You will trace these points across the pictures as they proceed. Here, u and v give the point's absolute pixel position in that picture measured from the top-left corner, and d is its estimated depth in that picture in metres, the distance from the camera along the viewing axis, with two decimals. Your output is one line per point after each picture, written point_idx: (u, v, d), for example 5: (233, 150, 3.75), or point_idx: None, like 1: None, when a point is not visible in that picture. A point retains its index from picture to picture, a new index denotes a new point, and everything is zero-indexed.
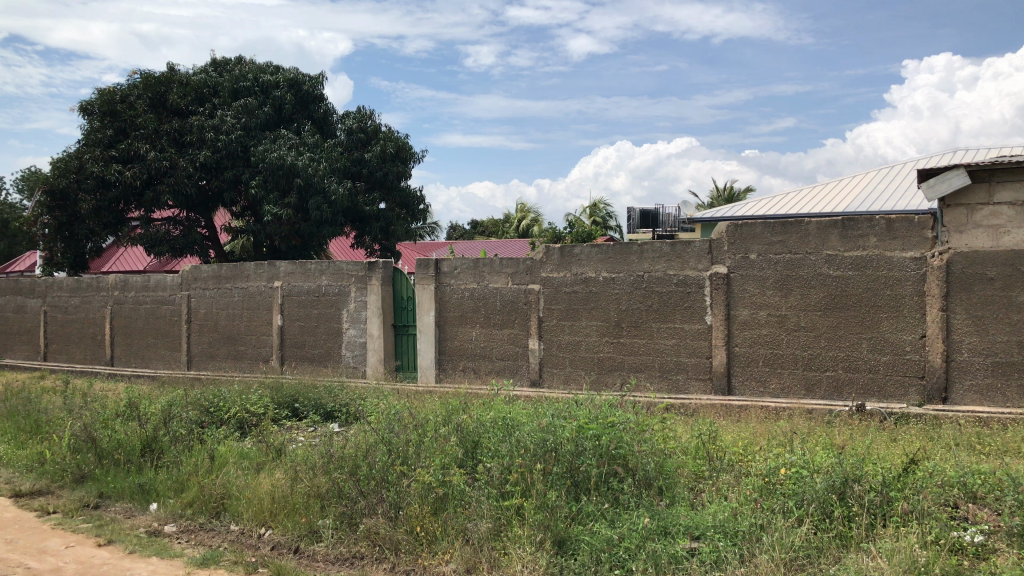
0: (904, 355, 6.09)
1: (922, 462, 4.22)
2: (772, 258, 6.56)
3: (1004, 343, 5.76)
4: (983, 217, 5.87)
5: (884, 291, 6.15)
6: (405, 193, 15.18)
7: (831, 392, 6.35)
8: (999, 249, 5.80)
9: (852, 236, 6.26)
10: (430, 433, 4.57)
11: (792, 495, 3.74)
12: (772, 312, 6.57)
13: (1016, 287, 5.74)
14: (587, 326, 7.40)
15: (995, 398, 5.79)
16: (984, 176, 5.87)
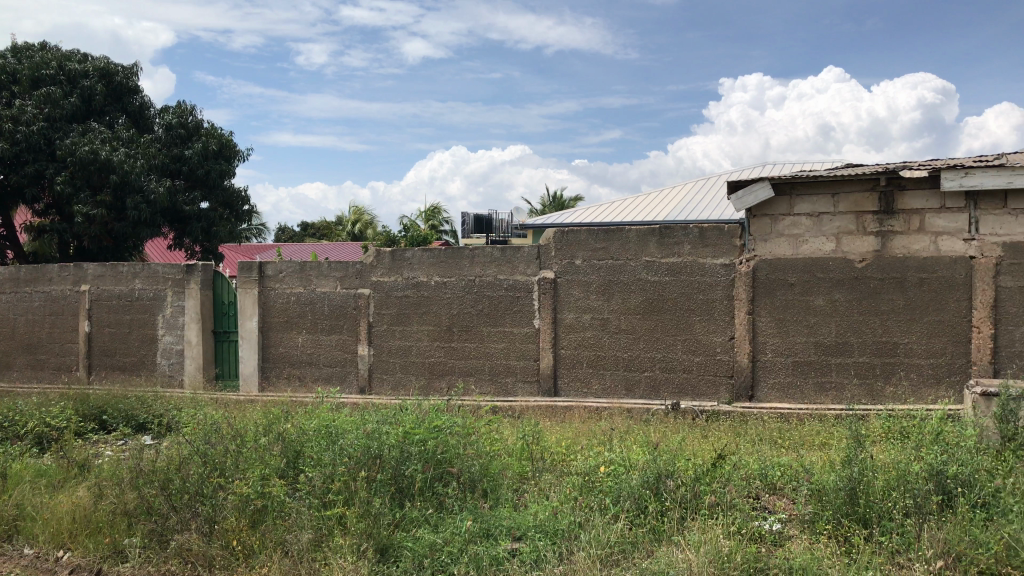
0: (715, 356, 6.47)
1: (729, 456, 4.49)
2: (596, 263, 6.78)
3: (802, 344, 6.27)
4: (785, 227, 6.33)
5: (698, 296, 6.50)
6: (229, 193, 14.62)
7: (649, 392, 6.64)
8: (799, 256, 6.29)
9: (668, 243, 6.56)
10: (249, 443, 4.40)
11: (610, 492, 3.89)
12: (595, 315, 6.79)
13: (813, 292, 6.26)
14: (417, 331, 7.37)
15: (794, 394, 6.28)
16: (786, 189, 6.30)
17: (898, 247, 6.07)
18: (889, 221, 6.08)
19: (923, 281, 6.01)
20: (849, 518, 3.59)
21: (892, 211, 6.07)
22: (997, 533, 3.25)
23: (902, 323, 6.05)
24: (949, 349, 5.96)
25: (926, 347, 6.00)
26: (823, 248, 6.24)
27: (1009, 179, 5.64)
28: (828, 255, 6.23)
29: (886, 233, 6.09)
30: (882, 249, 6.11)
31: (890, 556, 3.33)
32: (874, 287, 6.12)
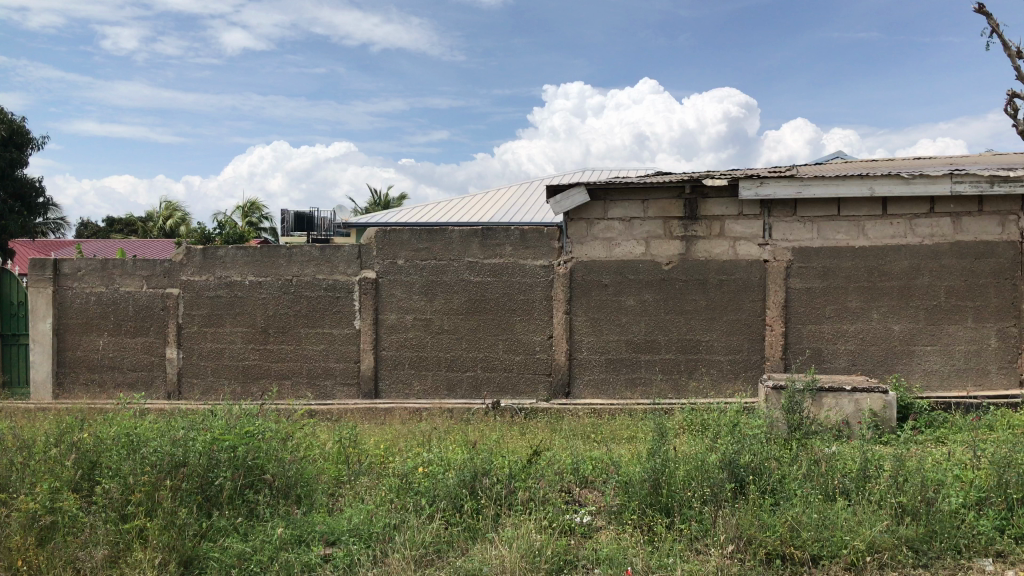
0: (534, 355, 6.62)
1: (543, 452, 4.62)
2: (418, 263, 6.77)
3: (615, 343, 6.53)
4: (600, 230, 6.60)
5: (518, 296, 6.64)
6: (20, 183, 13.45)
7: (470, 391, 6.70)
8: (612, 258, 6.56)
9: (490, 245, 6.65)
10: (37, 455, 4.06)
11: (425, 493, 3.89)
12: (417, 315, 6.78)
13: (625, 292, 6.54)
14: (231, 333, 7.09)
15: (608, 391, 6.54)
16: (600, 195, 6.58)
17: (702, 251, 6.46)
18: (694, 227, 6.47)
19: (723, 283, 6.43)
20: (653, 508, 3.78)
21: (696, 217, 6.46)
22: (781, 516, 3.53)
23: (705, 322, 6.44)
24: (746, 346, 6.40)
25: (725, 344, 6.42)
26: (634, 250, 6.54)
27: (798, 189, 6.16)
28: (638, 257, 6.53)
29: (690, 237, 6.48)
30: (687, 252, 6.48)
31: (689, 543, 3.52)
32: (680, 288, 6.48)
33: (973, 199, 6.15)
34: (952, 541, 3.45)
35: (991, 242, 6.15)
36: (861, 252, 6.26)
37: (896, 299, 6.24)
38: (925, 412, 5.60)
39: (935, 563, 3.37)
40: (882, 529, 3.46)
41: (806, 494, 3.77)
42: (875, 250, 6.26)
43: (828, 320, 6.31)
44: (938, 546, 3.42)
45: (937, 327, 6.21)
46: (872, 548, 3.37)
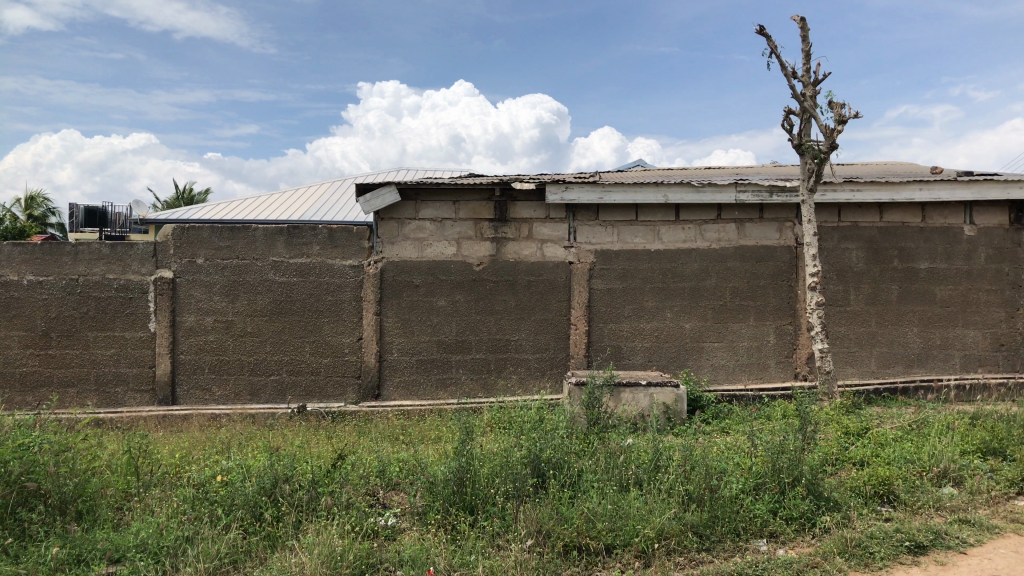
0: (342, 357, 6.51)
1: (348, 456, 4.54)
2: (219, 263, 6.48)
3: (425, 343, 6.54)
4: (410, 231, 6.58)
5: (326, 297, 6.50)
6: None
7: (275, 396, 6.50)
8: (423, 259, 6.57)
9: (297, 244, 6.47)
10: None
11: (222, 503, 3.73)
12: (219, 317, 6.49)
13: (435, 293, 6.56)
14: (6, 338, 6.48)
15: (417, 392, 6.54)
16: (411, 195, 6.57)
17: (510, 253, 6.60)
18: (503, 228, 6.60)
19: (530, 284, 6.59)
20: (457, 506, 3.81)
21: (505, 219, 6.60)
22: (579, 509, 3.66)
23: (512, 322, 6.58)
24: (552, 346, 6.60)
25: (532, 344, 6.59)
26: (444, 251, 6.58)
27: (601, 194, 6.44)
28: (449, 258, 6.58)
29: (500, 239, 6.60)
30: (496, 254, 6.60)
31: (491, 539, 3.58)
32: (489, 289, 6.58)
33: (755, 207, 6.68)
34: (732, 525, 3.71)
35: (771, 247, 6.68)
36: (657, 254, 6.63)
37: (688, 299, 6.64)
38: (712, 404, 6.01)
39: (716, 546, 3.59)
40: (670, 517, 3.67)
41: (602, 486, 3.94)
42: (670, 254, 6.64)
43: (627, 319, 6.62)
44: (719, 530, 3.67)
45: (724, 325, 6.66)
46: (661, 535, 3.58)
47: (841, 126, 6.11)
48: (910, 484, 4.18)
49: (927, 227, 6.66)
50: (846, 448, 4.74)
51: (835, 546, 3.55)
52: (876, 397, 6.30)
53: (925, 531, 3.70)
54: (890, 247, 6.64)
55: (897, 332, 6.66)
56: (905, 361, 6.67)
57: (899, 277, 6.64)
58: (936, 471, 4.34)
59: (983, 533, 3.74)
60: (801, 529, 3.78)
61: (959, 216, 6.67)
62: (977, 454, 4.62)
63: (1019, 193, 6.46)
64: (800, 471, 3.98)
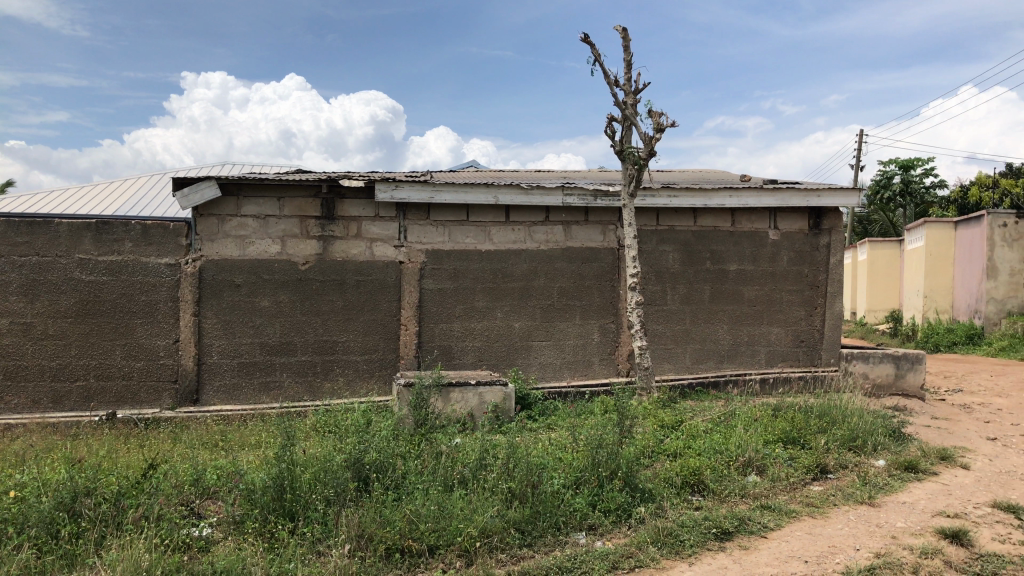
0: (157, 360, 6.16)
1: (160, 465, 4.30)
2: (16, 260, 5.97)
3: (248, 345, 6.30)
4: (231, 228, 6.32)
5: (139, 297, 6.13)
6: None
7: (80, 403, 6.06)
8: (245, 257, 6.32)
9: (106, 240, 6.07)
10: None
11: (13, 521, 3.43)
12: (15, 319, 5.98)
13: (259, 293, 6.33)
14: None
15: (238, 396, 6.29)
16: (233, 191, 6.31)
17: (338, 252, 6.47)
18: (330, 227, 6.46)
19: (359, 283, 6.49)
20: (276, 513, 3.68)
21: (332, 217, 6.47)
22: (401, 510, 3.63)
23: (340, 323, 6.46)
24: (380, 346, 6.52)
25: (360, 345, 6.49)
26: (268, 250, 6.36)
27: (430, 194, 6.44)
28: (273, 257, 6.37)
29: (327, 238, 6.46)
30: (323, 252, 6.45)
31: (311, 546, 3.49)
32: (315, 289, 6.42)
33: (580, 209, 6.88)
34: (552, 519, 3.79)
35: (595, 248, 6.90)
36: (487, 255, 6.69)
37: (517, 299, 6.75)
38: (538, 401, 6.13)
39: (536, 541, 3.66)
40: (493, 515, 3.71)
41: (426, 487, 3.92)
42: (498, 254, 6.72)
43: (457, 319, 6.64)
44: (540, 525, 3.74)
45: (550, 324, 6.82)
46: (483, 533, 3.61)
47: (659, 134, 6.41)
48: (718, 474, 4.42)
49: (737, 231, 7.07)
50: (662, 441, 4.96)
51: (648, 536, 3.70)
52: (690, 391, 6.64)
53: (730, 518, 3.93)
54: (704, 250, 7.01)
55: (710, 330, 7.04)
56: (716, 357, 7.07)
57: (712, 278, 7.03)
58: (742, 460, 4.61)
59: (782, 517, 4.02)
60: (617, 520, 3.92)
61: (764, 221, 7.13)
62: (778, 443, 4.96)
63: (816, 201, 6.99)
64: (617, 464, 4.14)
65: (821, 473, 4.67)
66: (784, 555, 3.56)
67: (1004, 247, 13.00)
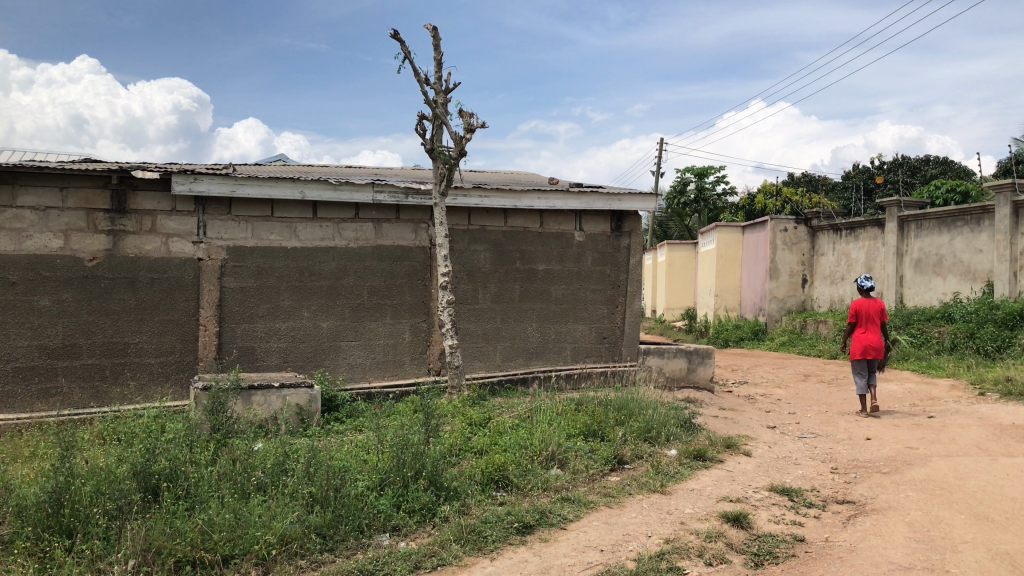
0: None
1: None
2: None
3: (25, 349, 5.77)
4: (5, 220, 5.76)
5: None
6: None
7: None
8: (22, 252, 5.78)
9: None
10: None
11: None
12: None
13: (38, 292, 5.82)
14: None
15: (13, 404, 5.74)
16: (7, 179, 5.76)
17: (130, 247, 6.07)
18: (121, 220, 6.05)
19: (154, 281, 6.12)
20: (51, 531, 3.39)
21: (124, 210, 6.06)
22: (193, 521, 3.44)
23: (133, 323, 6.05)
24: (177, 348, 6.17)
25: (154, 347, 6.11)
26: (49, 245, 5.86)
27: (232, 188, 6.17)
28: (54, 252, 5.87)
29: (117, 232, 6.04)
30: (113, 248, 6.03)
31: (90, 563, 3.23)
32: (104, 287, 5.99)
33: (391, 207, 6.81)
34: (355, 522, 3.73)
35: (406, 247, 6.86)
36: (294, 252, 6.49)
37: (324, 298, 6.59)
38: (346, 403, 6.02)
39: (338, 546, 3.58)
40: (293, 521, 3.60)
41: (221, 495, 3.75)
42: (306, 251, 6.54)
43: (261, 319, 6.40)
44: (342, 529, 3.67)
45: (360, 323, 6.71)
46: (282, 540, 3.49)
47: (469, 134, 6.47)
48: (521, 468, 4.51)
49: (544, 232, 7.25)
50: (468, 438, 5.01)
51: (452, 534, 3.72)
52: (499, 388, 6.75)
53: (532, 512, 4.02)
54: (513, 250, 7.14)
55: (519, 328, 7.18)
56: (524, 354, 7.21)
57: (521, 278, 7.17)
58: (545, 454, 4.73)
59: (581, 509, 4.16)
60: (422, 520, 3.91)
61: (571, 223, 7.34)
62: (580, 436, 5.13)
63: (619, 204, 7.30)
64: (422, 464, 4.13)
65: (619, 464, 4.88)
66: (582, 546, 3.68)
67: (784, 250, 14.17)
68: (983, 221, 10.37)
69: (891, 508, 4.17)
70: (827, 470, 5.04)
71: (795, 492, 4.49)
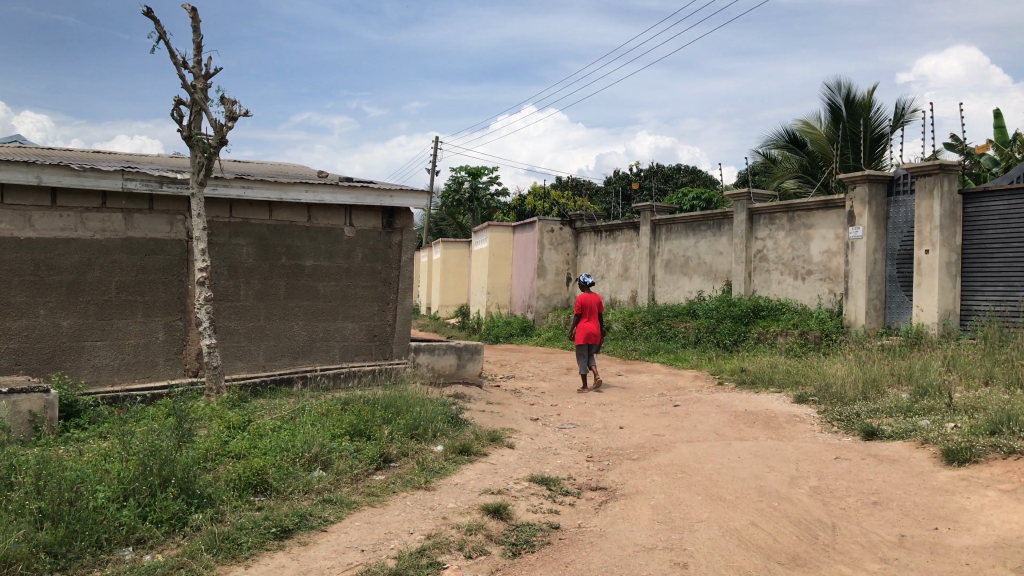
0: None
1: None
2: None
3: None
4: None
5: None
6: None
7: None
8: None
9: None
10: None
11: None
12: None
13: None
14: None
15: None
16: None
17: None
18: None
19: None
20: None
21: None
22: None
23: None
24: None
25: None
26: None
27: None
28: None
29: None
30: None
31: None
32: None
33: (143, 197, 6.36)
34: (92, 537, 3.43)
35: (160, 240, 6.43)
36: (27, 243, 5.89)
37: (64, 294, 6.03)
38: (89, 408, 5.54)
39: (72, 564, 3.28)
40: (17, 540, 3.25)
41: None
42: (42, 242, 5.95)
43: None
44: (76, 546, 3.36)
45: (106, 322, 6.20)
46: (4, 561, 3.14)
47: (231, 122, 6.18)
48: (282, 472, 4.36)
49: (312, 226, 7.06)
50: (225, 442, 4.76)
51: (203, 543, 3.51)
52: (262, 389, 6.50)
53: (291, 515, 3.88)
54: (278, 245, 6.90)
55: (284, 326, 6.94)
56: (290, 353, 6.99)
57: (286, 274, 6.94)
58: (308, 456, 4.60)
59: (342, 510, 4.08)
60: (170, 530, 3.67)
61: (340, 218, 7.20)
62: (345, 436, 5.04)
63: (389, 201, 7.26)
64: (172, 471, 3.88)
65: (384, 462, 4.85)
66: (341, 547, 3.61)
67: (550, 250, 14.79)
68: (723, 226, 11.36)
69: (638, 493, 4.45)
70: (583, 458, 5.30)
71: (553, 482, 4.67)
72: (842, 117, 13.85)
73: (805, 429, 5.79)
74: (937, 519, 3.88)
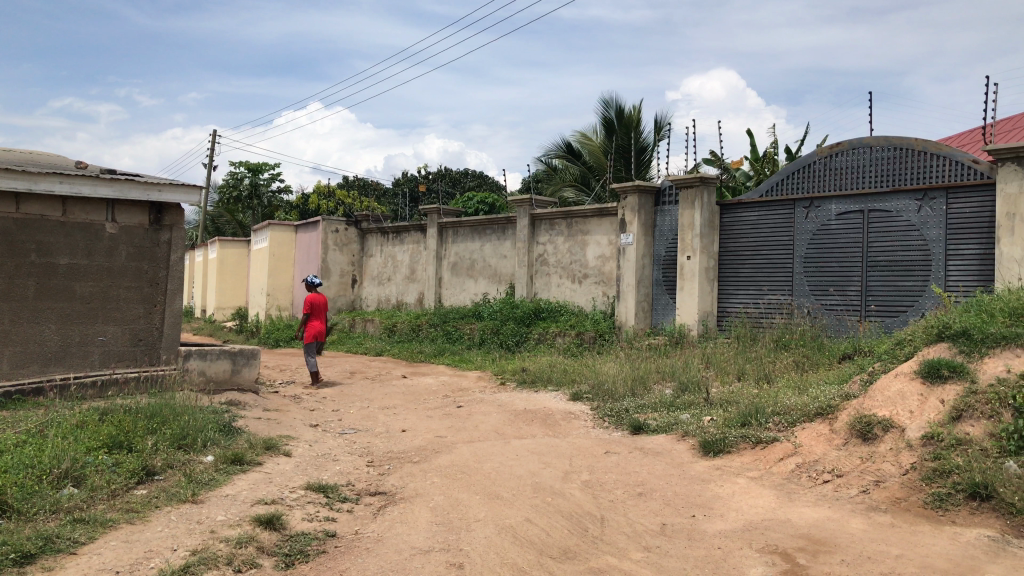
0: None
1: None
2: None
3: None
4: None
5: None
6: None
7: None
8: None
9: None
10: None
11: None
12: None
13: None
14: None
15: None
16: None
17: None
18: None
19: None
20: None
21: None
22: None
23: None
24: None
25: None
26: None
27: None
28: None
29: None
30: None
31: None
32: None
33: None
34: None
35: None
36: None
37: None
38: None
39: None
40: None
41: None
42: None
43: None
44: None
45: None
46: None
47: None
48: (25, 491, 3.94)
49: (68, 221, 6.49)
50: None
51: None
52: (5, 400, 5.87)
53: (33, 539, 3.52)
54: (27, 241, 6.31)
55: (33, 330, 6.34)
56: (40, 360, 6.37)
57: (36, 273, 6.36)
58: (57, 473, 4.20)
59: (96, 529, 3.76)
60: None
61: (101, 213, 6.66)
62: (102, 449, 4.64)
63: (157, 195, 6.80)
64: None
65: (147, 476, 4.52)
66: (92, 570, 3.32)
67: (335, 251, 14.47)
68: (507, 231, 11.66)
69: (417, 495, 4.44)
70: (363, 463, 5.22)
71: (330, 489, 4.55)
72: (615, 130, 14.59)
73: (580, 425, 6.04)
74: (694, 507, 4.16)
